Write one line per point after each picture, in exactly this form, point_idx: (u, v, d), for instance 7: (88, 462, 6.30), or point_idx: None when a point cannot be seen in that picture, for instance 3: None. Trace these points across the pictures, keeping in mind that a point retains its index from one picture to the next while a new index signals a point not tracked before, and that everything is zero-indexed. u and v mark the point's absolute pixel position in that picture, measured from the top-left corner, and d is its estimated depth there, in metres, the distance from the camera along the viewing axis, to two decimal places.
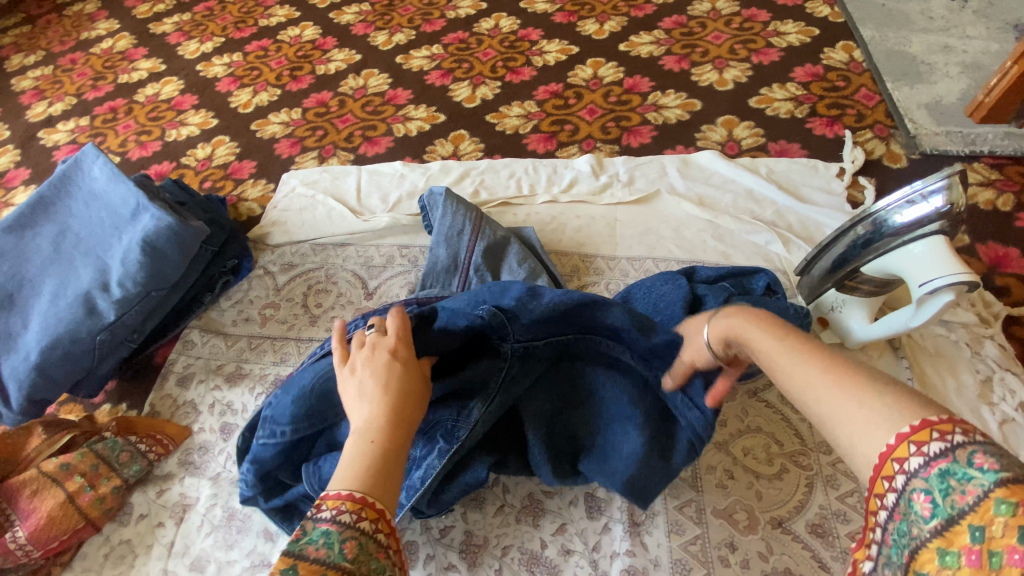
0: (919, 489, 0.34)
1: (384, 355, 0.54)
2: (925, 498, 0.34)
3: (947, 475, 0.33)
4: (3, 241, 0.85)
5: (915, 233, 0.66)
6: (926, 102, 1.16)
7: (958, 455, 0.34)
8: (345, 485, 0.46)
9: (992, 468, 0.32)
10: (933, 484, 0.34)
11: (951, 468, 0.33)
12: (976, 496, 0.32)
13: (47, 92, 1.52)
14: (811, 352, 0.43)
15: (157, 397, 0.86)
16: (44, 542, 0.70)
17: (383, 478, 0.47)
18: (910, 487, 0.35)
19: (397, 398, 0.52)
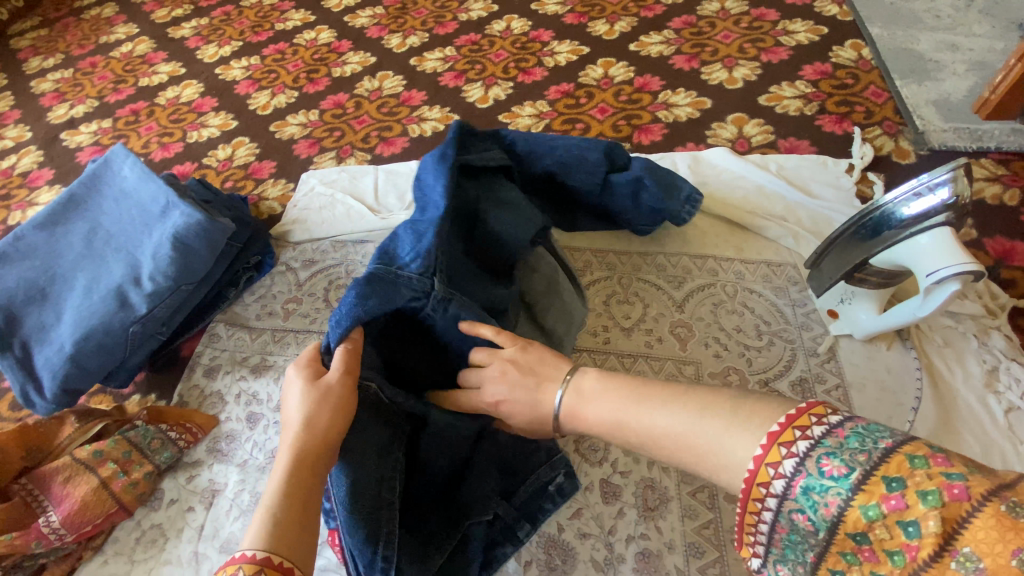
0: (820, 463, 0.38)
1: (307, 390, 0.59)
2: (834, 468, 0.37)
3: (850, 443, 0.38)
4: (36, 238, 0.88)
5: (922, 224, 0.68)
6: (934, 99, 1.17)
7: (814, 469, 0.38)
8: (249, 544, 0.48)
9: (843, 475, 0.37)
10: (834, 452, 0.38)
11: (811, 485, 0.38)
12: (838, 506, 0.37)
13: (69, 95, 1.57)
14: (676, 401, 0.46)
15: (185, 388, 0.89)
16: (79, 525, 0.73)
17: (290, 531, 0.50)
18: (809, 464, 0.38)
19: (310, 440, 0.56)
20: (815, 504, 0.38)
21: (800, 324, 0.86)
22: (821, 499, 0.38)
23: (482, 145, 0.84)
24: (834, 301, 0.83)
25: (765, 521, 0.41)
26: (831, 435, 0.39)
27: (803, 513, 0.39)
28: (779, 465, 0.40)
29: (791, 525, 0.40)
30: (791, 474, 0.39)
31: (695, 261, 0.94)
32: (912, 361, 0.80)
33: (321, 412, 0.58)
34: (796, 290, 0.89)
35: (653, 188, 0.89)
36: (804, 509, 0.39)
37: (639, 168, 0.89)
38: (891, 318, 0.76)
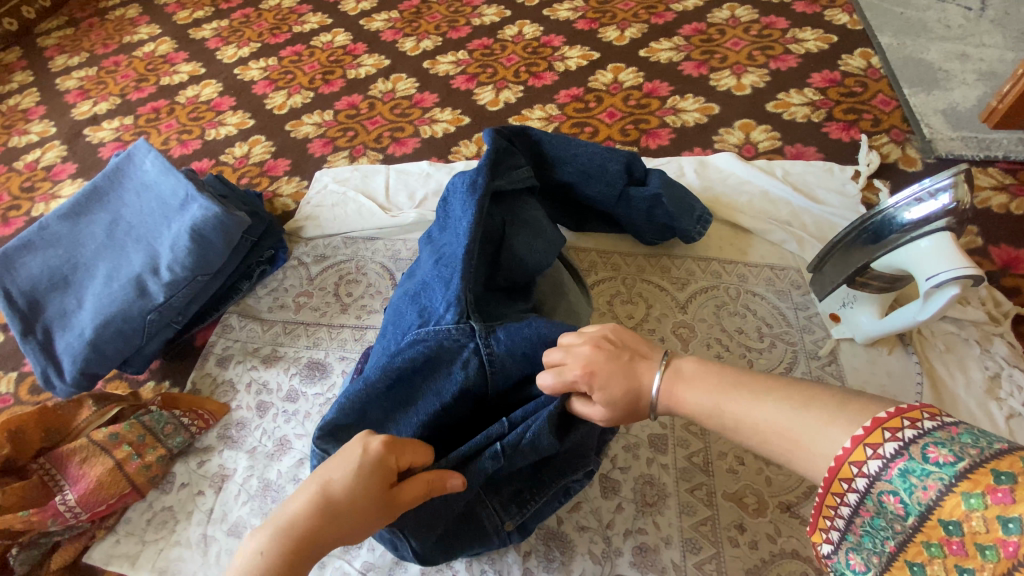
0: (925, 450, 0.35)
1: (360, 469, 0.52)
2: (940, 455, 0.35)
3: (965, 439, 0.35)
4: (60, 228, 0.91)
5: (923, 229, 0.69)
6: (943, 108, 1.17)
7: (913, 452, 0.36)
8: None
9: (947, 461, 0.34)
10: (942, 442, 0.35)
11: (909, 466, 0.36)
12: (937, 491, 0.34)
13: (92, 92, 1.62)
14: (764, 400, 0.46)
15: (198, 375, 0.91)
16: (93, 505, 0.76)
17: None
18: (912, 449, 0.36)
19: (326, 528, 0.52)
20: (911, 487, 0.35)
21: (802, 327, 0.87)
22: (920, 483, 0.35)
23: (511, 163, 0.84)
24: (836, 304, 0.83)
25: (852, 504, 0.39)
26: (943, 430, 0.36)
27: (895, 495, 0.36)
28: (878, 446, 0.37)
29: (878, 507, 0.37)
30: (889, 456, 0.37)
31: (698, 263, 0.95)
32: (913, 366, 0.80)
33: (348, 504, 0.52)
34: (798, 293, 0.90)
35: (669, 206, 0.90)
36: (897, 492, 0.36)
37: (657, 185, 0.90)
38: (891, 322, 0.77)
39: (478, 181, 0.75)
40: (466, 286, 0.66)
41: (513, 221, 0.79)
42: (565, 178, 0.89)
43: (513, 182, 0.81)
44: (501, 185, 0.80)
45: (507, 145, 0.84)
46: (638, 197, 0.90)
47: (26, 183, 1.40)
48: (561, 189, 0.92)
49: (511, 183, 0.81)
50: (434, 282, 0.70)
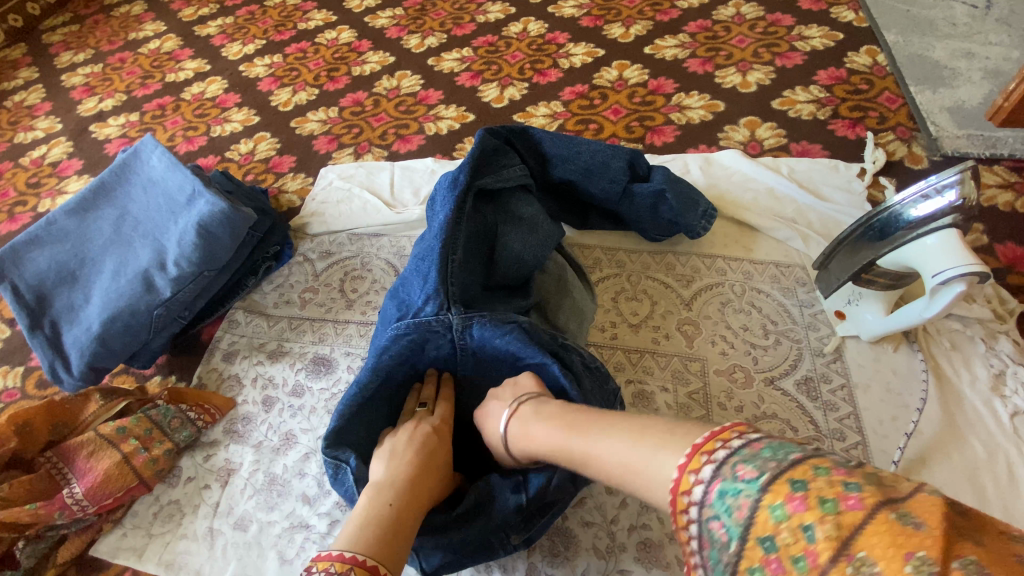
0: (735, 467, 0.36)
1: (433, 431, 0.65)
2: (746, 471, 0.36)
3: (765, 453, 0.36)
4: (67, 223, 0.92)
5: (929, 226, 0.69)
6: (949, 106, 1.17)
7: (727, 471, 0.37)
8: (356, 546, 0.52)
9: (751, 476, 0.35)
10: (747, 457, 0.36)
11: (726, 486, 0.36)
12: (748, 507, 0.34)
13: (97, 88, 1.62)
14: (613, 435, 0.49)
15: (205, 370, 0.92)
16: (100, 498, 0.76)
17: (383, 545, 0.53)
18: (725, 468, 0.37)
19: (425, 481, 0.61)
20: (730, 506, 0.35)
21: (807, 324, 0.87)
22: (734, 501, 0.35)
23: (504, 162, 0.84)
24: (842, 301, 0.83)
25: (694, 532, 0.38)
26: (749, 447, 0.37)
27: (719, 516, 0.36)
28: (698, 471, 0.39)
29: (710, 534, 0.37)
30: (709, 479, 0.38)
31: (704, 259, 0.95)
32: (918, 363, 0.80)
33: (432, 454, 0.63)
34: (804, 291, 0.90)
35: (673, 202, 0.90)
36: (719, 515, 0.36)
37: (661, 180, 0.90)
38: (897, 319, 0.77)
39: (461, 178, 0.76)
40: (444, 279, 0.69)
41: (504, 219, 0.79)
42: (566, 177, 0.89)
43: (504, 181, 0.80)
44: (490, 185, 0.79)
45: (499, 144, 0.84)
46: (639, 195, 0.90)
47: (33, 179, 1.40)
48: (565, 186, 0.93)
49: (502, 184, 0.80)
50: (413, 276, 0.74)
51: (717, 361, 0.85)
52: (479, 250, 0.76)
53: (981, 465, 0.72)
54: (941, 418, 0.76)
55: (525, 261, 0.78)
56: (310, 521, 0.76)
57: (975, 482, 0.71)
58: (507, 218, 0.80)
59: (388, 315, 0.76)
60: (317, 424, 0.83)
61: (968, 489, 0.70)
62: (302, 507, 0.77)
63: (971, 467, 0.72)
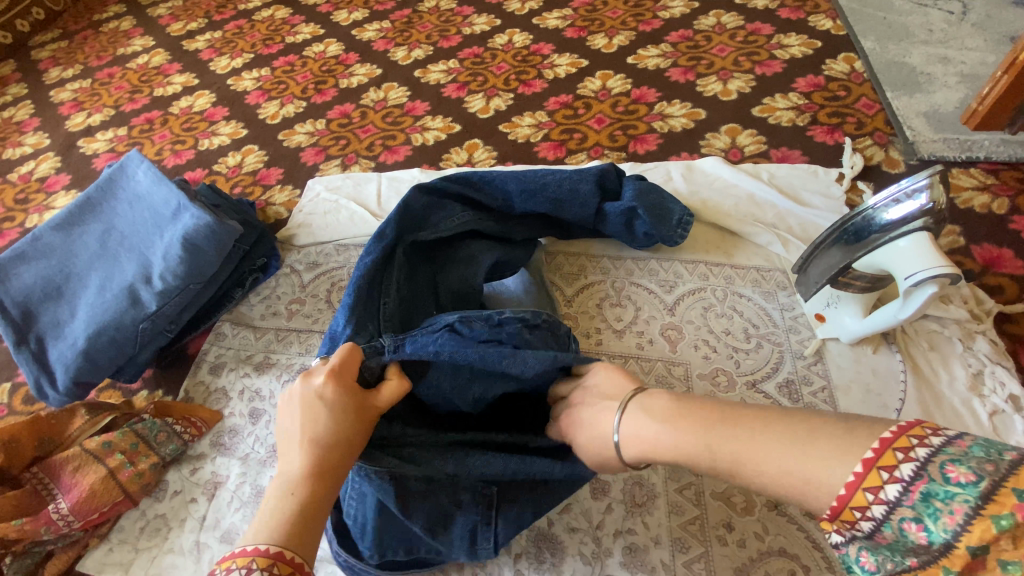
0: (943, 470, 0.36)
1: (316, 394, 0.59)
2: (960, 476, 0.35)
3: (976, 452, 0.35)
4: (52, 239, 0.92)
5: (902, 229, 0.70)
6: (925, 111, 1.19)
7: (932, 473, 0.36)
8: (260, 540, 0.50)
9: (969, 481, 0.34)
10: (958, 460, 0.35)
11: (931, 489, 0.36)
12: (963, 515, 0.34)
13: (86, 104, 1.63)
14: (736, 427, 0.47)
15: (191, 384, 0.92)
16: (86, 513, 0.76)
17: (295, 535, 0.51)
18: (930, 469, 0.36)
19: (329, 449, 0.56)
20: (937, 513, 0.35)
21: (787, 327, 0.88)
22: (944, 506, 0.35)
23: (439, 209, 0.87)
24: (821, 304, 0.85)
25: (873, 528, 0.38)
26: (952, 446, 0.36)
27: (918, 522, 0.36)
28: (880, 490, 0.38)
29: (897, 535, 0.37)
30: (898, 498, 0.37)
31: (686, 265, 0.97)
32: (897, 364, 0.82)
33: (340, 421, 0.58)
34: (784, 295, 0.91)
35: (646, 218, 0.91)
36: (920, 518, 0.36)
37: (631, 198, 0.92)
38: (874, 321, 0.78)
39: (390, 234, 0.80)
40: (377, 319, 0.73)
41: (444, 262, 0.84)
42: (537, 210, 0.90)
43: (440, 232, 0.85)
44: (424, 239, 0.83)
45: (431, 198, 0.87)
46: (609, 213, 0.93)
47: (21, 195, 1.40)
48: (540, 215, 0.94)
49: (441, 235, 0.85)
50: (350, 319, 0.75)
51: (700, 365, 0.86)
52: (422, 298, 0.80)
53: None
54: (921, 418, 0.77)
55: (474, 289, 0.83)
56: None
57: None
58: (453, 262, 0.85)
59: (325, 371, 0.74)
60: None
61: None
62: None
63: None
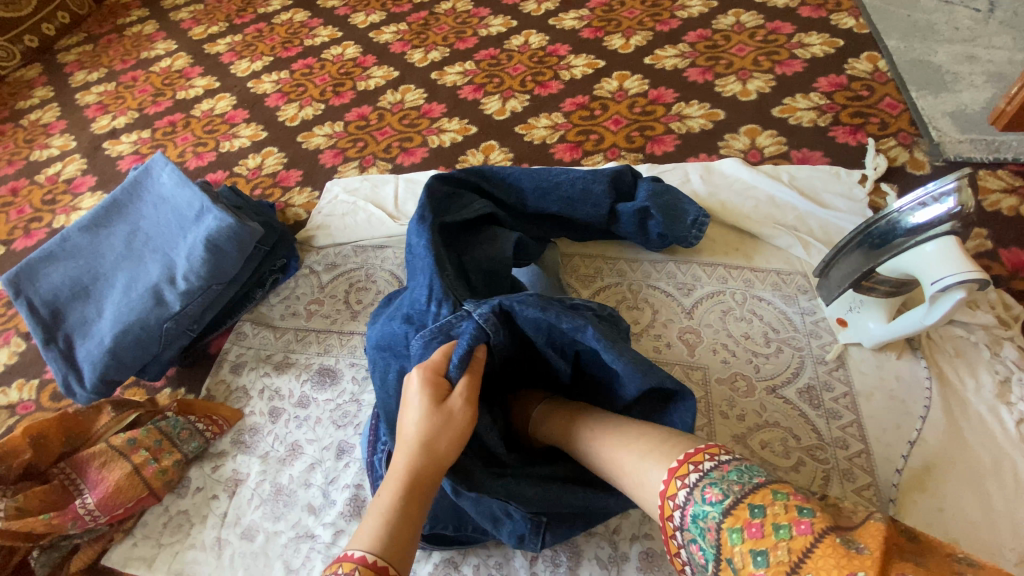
0: (704, 492, 0.45)
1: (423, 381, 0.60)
2: (713, 495, 0.44)
3: (731, 477, 0.45)
4: (80, 239, 0.94)
5: (927, 233, 0.69)
6: (950, 111, 1.17)
7: (698, 495, 0.45)
8: (366, 546, 0.50)
9: (716, 499, 0.44)
10: (715, 482, 0.45)
11: (697, 510, 0.45)
12: (715, 530, 0.43)
13: (110, 106, 1.67)
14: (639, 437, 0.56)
15: (213, 382, 0.94)
16: (111, 509, 0.78)
17: (396, 541, 0.51)
18: (696, 493, 0.46)
19: (427, 453, 0.56)
20: (703, 531, 0.44)
21: (808, 332, 0.87)
22: (705, 524, 0.44)
23: (460, 202, 0.85)
24: (843, 308, 0.84)
25: (686, 548, 0.46)
26: (718, 469, 0.46)
27: (695, 543, 0.45)
28: (675, 496, 0.47)
29: (695, 552, 0.45)
30: (683, 503, 0.46)
31: (703, 266, 0.96)
32: (921, 371, 0.80)
33: (436, 430, 0.57)
34: (805, 298, 0.90)
35: (659, 218, 0.91)
36: (696, 539, 0.44)
37: (645, 198, 0.91)
38: (898, 327, 0.77)
39: (425, 216, 0.79)
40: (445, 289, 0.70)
41: (479, 246, 0.81)
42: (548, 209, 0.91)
43: (466, 216, 0.82)
44: (455, 221, 0.81)
45: (450, 188, 0.86)
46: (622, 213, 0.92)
47: (48, 196, 1.44)
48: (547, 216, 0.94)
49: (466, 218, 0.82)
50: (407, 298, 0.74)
51: (719, 369, 0.85)
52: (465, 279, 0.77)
53: (985, 473, 0.72)
54: (944, 425, 0.75)
55: (502, 267, 0.80)
56: (315, 531, 0.77)
57: (978, 490, 0.70)
58: (477, 243, 0.82)
59: (389, 344, 0.72)
60: (323, 435, 0.85)
61: (970, 496, 0.70)
62: (307, 518, 0.78)
63: (974, 475, 0.72)
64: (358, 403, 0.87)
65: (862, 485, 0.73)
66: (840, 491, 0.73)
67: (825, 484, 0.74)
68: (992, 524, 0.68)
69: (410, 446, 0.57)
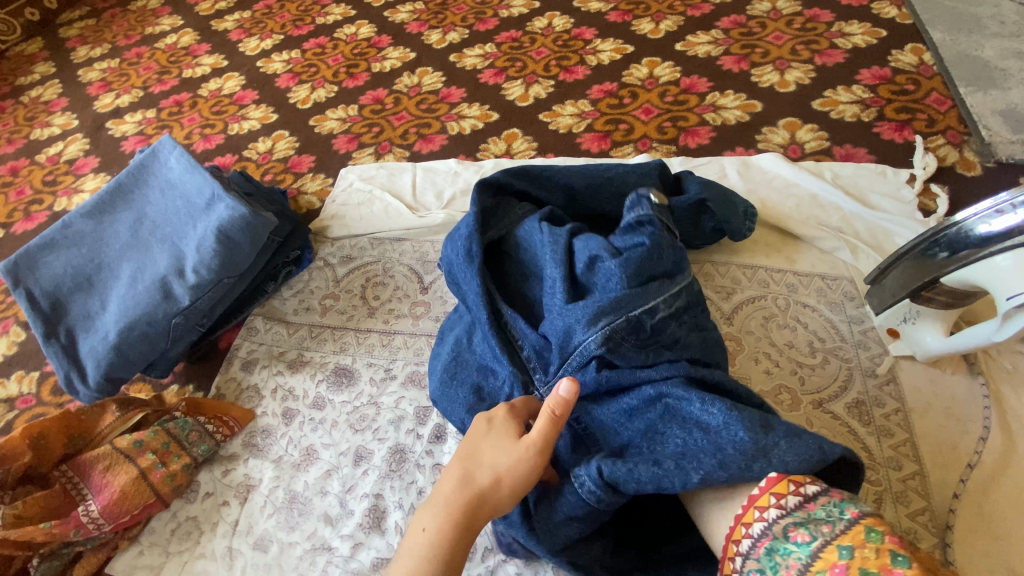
0: (787, 530, 0.43)
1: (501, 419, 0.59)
2: (799, 535, 0.42)
3: (817, 516, 0.42)
4: (84, 226, 0.89)
5: (1001, 244, 0.63)
6: (1001, 108, 1.10)
7: (777, 533, 0.43)
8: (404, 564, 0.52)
9: (801, 540, 0.41)
10: (801, 522, 0.42)
11: (775, 545, 0.43)
12: (794, 568, 0.41)
13: (114, 84, 1.60)
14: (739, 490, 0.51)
15: (222, 380, 0.89)
16: (117, 516, 0.73)
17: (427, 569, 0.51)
18: (776, 528, 0.43)
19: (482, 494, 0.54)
20: (777, 566, 0.42)
21: (856, 342, 0.82)
22: (783, 561, 0.42)
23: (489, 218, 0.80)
24: (895, 320, 0.78)
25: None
26: (801, 508, 0.44)
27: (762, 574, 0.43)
28: (749, 525, 0.45)
29: None
30: (759, 535, 0.44)
31: (741, 269, 0.90)
32: (979, 389, 0.75)
33: (500, 469, 0.55)
34: (852, 306, 0.85)
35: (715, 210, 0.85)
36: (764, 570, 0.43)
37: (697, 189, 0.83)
38: (961, 341, 0.71)
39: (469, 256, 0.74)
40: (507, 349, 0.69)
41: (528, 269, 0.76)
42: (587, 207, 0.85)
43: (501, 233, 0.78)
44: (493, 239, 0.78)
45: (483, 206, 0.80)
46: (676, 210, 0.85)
47: (49, 176, 1.38)
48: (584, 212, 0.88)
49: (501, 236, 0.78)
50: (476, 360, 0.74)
51: (762, 381, 0.80)
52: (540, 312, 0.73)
53: None
54: (1007, 449, 0.71)
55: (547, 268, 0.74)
56: (332, 544, 0.72)
57: None
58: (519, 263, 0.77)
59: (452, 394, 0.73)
60: (339, 440, 0.80)
61: None
62: (324, 528, 0.74)
63: None
64: (376, 406, 0.82)
65: (917, 509, 0.68)
66: (893, 516, 0.68)
67: (878, 508, 0.69)
68: None
69: (478, 478, 0.55)
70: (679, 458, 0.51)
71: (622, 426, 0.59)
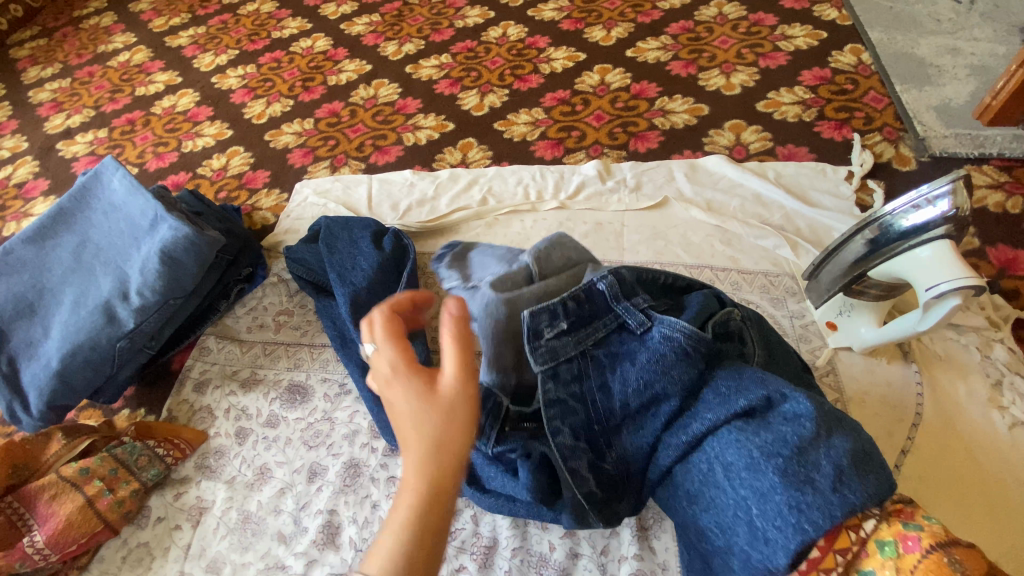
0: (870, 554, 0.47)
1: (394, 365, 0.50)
2: (871, 551, 0.47)
3: (879, 551, 0.46)
4: (24, 252, 0.87)
5: (921, 237, 0.66)
6: (935, 105, 1.15)
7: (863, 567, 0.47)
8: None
9: (876, 550, 0.46)
10: (880, 550, 0.46)
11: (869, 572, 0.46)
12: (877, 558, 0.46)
13: (65, 104, 1.57)
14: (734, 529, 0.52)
15: (174, 403, 0.88)
16: (63, 545, 0.71)
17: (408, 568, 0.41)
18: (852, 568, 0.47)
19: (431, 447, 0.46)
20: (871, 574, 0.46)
21: (797, 336, 0.85)
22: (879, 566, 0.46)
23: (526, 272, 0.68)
24: (833, 312, 0.82)
25: None
26: (866, 547, 0.47)
27: None
28: None
29: None
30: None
31: (688, 269, 0.93)
32: (912, 376, 0.78)
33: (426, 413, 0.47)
34: (794, 301, 0.88)
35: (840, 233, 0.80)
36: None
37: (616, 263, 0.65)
38: (890, 331, 0.74)
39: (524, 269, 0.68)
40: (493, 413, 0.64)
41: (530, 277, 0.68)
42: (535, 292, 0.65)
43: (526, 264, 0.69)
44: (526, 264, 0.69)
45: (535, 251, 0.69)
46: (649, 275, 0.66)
47: None
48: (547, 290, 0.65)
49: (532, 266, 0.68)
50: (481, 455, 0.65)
51: None
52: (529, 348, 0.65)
53: (982, 482, 0.70)
54: (936, 433, 0.74)
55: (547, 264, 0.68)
56: (286, 562, 0.72)
57: (968, 500, 0.69)
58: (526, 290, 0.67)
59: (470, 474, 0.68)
60: (293, 457, 0.80)
61: (962, 510, 0.68)
62: (278, 547, 0.73)
63: (968, 481, 0.70)
64: (331, 422, 0.82)
65: None
66: None
67: None
68: (989, 536, 0.66)
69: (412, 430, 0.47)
70: (719, 533, 0.52)
71: (673, 491, 0.56)
